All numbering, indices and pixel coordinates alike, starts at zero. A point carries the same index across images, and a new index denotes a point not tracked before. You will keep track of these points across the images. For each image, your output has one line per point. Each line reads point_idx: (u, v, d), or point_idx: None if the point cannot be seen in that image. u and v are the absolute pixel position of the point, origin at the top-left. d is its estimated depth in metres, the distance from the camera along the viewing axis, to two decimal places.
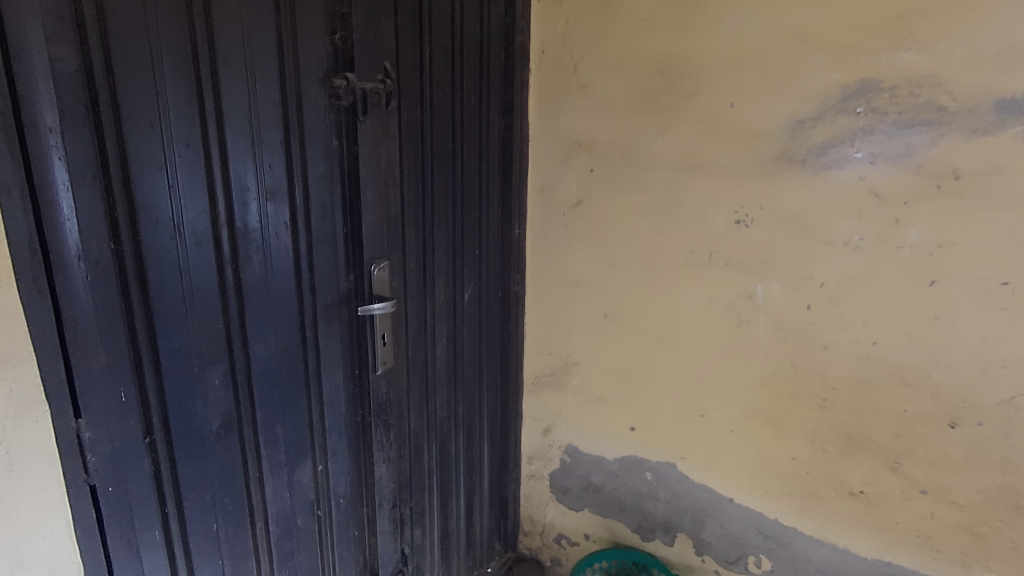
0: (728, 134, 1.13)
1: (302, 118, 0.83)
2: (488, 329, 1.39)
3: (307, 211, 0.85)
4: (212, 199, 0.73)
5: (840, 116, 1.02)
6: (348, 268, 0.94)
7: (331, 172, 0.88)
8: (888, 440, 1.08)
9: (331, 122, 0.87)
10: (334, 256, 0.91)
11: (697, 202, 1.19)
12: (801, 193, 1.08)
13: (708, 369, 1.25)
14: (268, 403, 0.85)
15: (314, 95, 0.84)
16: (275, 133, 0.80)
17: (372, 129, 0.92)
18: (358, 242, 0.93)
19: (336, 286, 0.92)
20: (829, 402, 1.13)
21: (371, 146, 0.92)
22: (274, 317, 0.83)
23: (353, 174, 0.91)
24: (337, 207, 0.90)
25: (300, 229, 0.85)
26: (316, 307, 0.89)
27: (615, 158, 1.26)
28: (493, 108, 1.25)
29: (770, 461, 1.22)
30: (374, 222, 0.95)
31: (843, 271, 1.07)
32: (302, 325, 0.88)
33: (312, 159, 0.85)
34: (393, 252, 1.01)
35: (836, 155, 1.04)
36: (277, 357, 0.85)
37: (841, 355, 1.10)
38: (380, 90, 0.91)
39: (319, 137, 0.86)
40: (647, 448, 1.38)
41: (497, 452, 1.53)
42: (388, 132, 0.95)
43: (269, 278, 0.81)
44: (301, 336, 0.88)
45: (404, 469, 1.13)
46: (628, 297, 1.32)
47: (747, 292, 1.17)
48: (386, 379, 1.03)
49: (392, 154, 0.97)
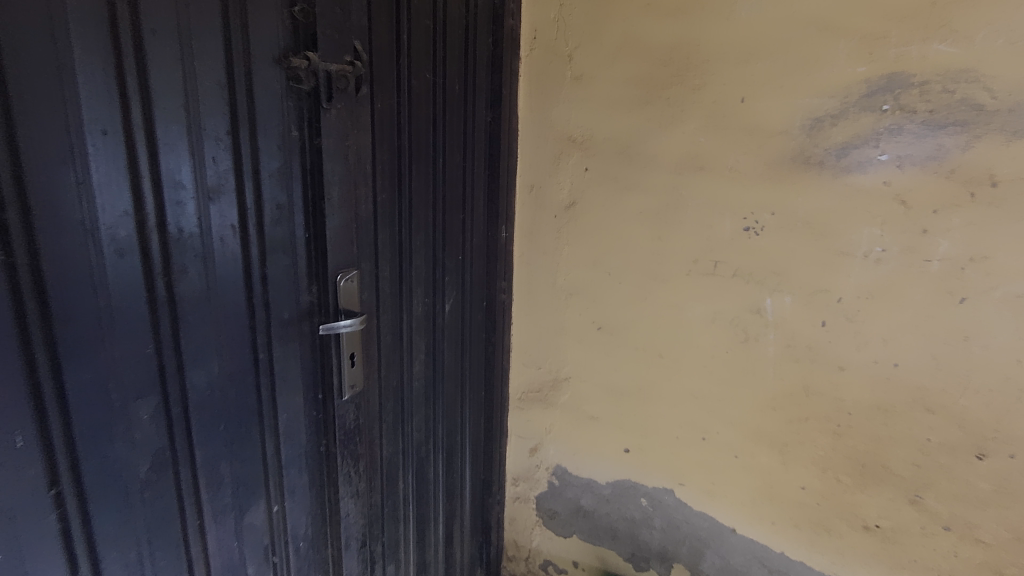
0: (738, 132, 1.02)
1: (253, 102, 0.70)
2: (471, 341, 1.27)
3: (258, 213, 0.73)
4: (138, 198, 0.60)
5: (863, 114, 0.92)
6: (310, 279, 0.82)
7: (289, 167, 0.76)
8: (907, 471, 0.99)
9: (290, 109, 0.75)
10: (293, 265, 0.79)
11: (701, 207, 1.08)
12: (817, 198, 0.98)
13: (711, 390, 1.15)
14: (211, 439, 0.72)
15: (268, 76, 0.71)
16: (220, 120, 0.67)
17: (339, 118, 0.79)
18: (321, 248, 0.81)
19: (295, 300, 0.80)
20: (844, 428, 1.03)
21: (338, 138, 0.79)
22: (218, 338, 0.71)
23: (316, 170, 0.78)
24: (297, 209, 0.78)
25: (251, 235, 0.72)
26: (270, 324, 0.77)
27: (612, 157, 1.15)
28: (479, 98, 1.13)
29: (777, 490, 1.13)
30: (342, 225, 0.83)
31: (862, 285, 0.97)
32: (253, 345, 0.75)
33: (265, 152, 0.72)
34: (363, 260, 0.89)
35: (858, 158, 0.94)
36: (222, 384, 0.72)
37: (858, 377, 1.00)
38: (348, 72, 0.79)
39: (274, 126, 0.73)
40: (642, 472, 1.28)
41: (479, 473, 1.41)
42: (358, 123, 0.83)
43: (210, 292, 0.69)
44: (252, 358, 0.75)
45: (375, 502, 1.02)
46: (624, 308, 1.21)
47: (755, 306, 1.07)
48: (355, 404, 0.91)
49: (363, 148, 0.85)
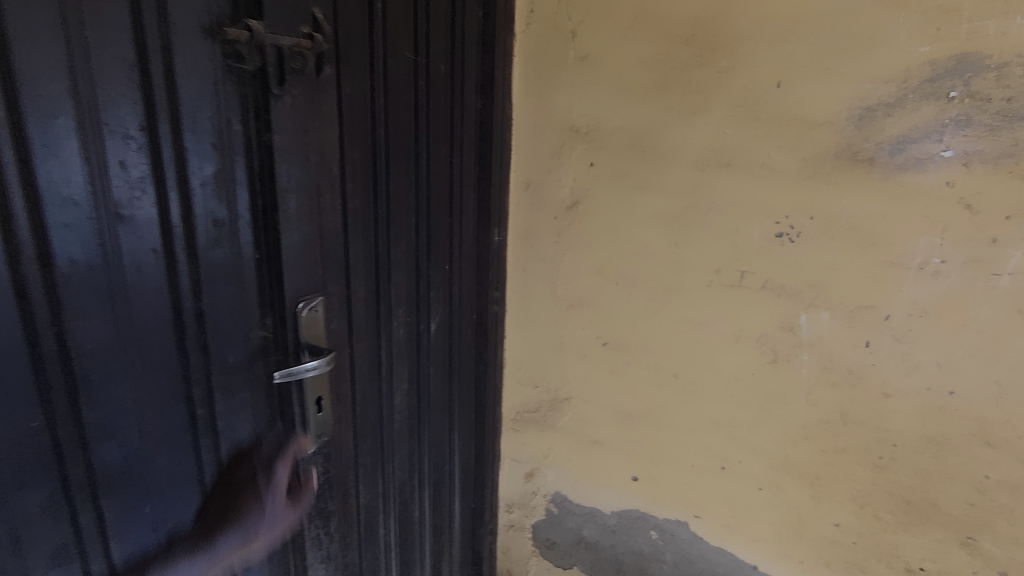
0: (773, 122, 0.88)
1: (179, 87, 0.53)
2: (460, 360, 1.12)
3: (189, 233, 0.56)
4: (6, 223, 0.44)
5: (924, 102, 0.78)
6: (263, 310, 0.65)
7: (231, 171, 0.59)
8: (960, 511, 0.88)
9: (231, 96, 0.57)
10: (239, 295, 0.62)
11: (726, 209, 0.94)
12: (865, 200, 0.84)
13: (734, 415, 1.02)
14: (134, 524, 0.56)
15: (196, 52, 0.54)
16: (130, 112, 0.50)
17: (297, 107, 0.62)
18: (279, 273, 0.65)
19: (243, 338, 0.63)
20: (887, 461, 0.91)
21: (295, 133, 0.62)
22: (138, 397, 0.54)
23: (269, 174, 0.61)
24: (243, 224, 0.61)
25: (180, 261, 0.56)
26: (211, 372, 0.61)
27: (623, 150, 0.99)
28: (468, 82, 0.96)
29: (807, 527, 1.01)
30: (303, 242, 0.66)
31: (915, 301, 0.84)
32: (189, 400, 0.59)
33: (196, 153, 0.55)
34: (331, 282, 0.73)
35: (916, 154, 0.80)
36: (145, 454, 0.56)
37: (906, 406, 0.88)
38: (305, 48, 0.61)
39: (210, 119, 0.56)
40: (653, 502, 1.15)
41: (469, 502, 1.27)
42: (322, 114, 0.66)
43: (123, 338, 0.52)
44: (188, 416, 0.59)
45: (350, 559, 0.87)
46: (634, 323, 1.07)
47: (787, 322, 0.94)
48: (323, 458, 0.76)
49: (329, 144, 0.68)
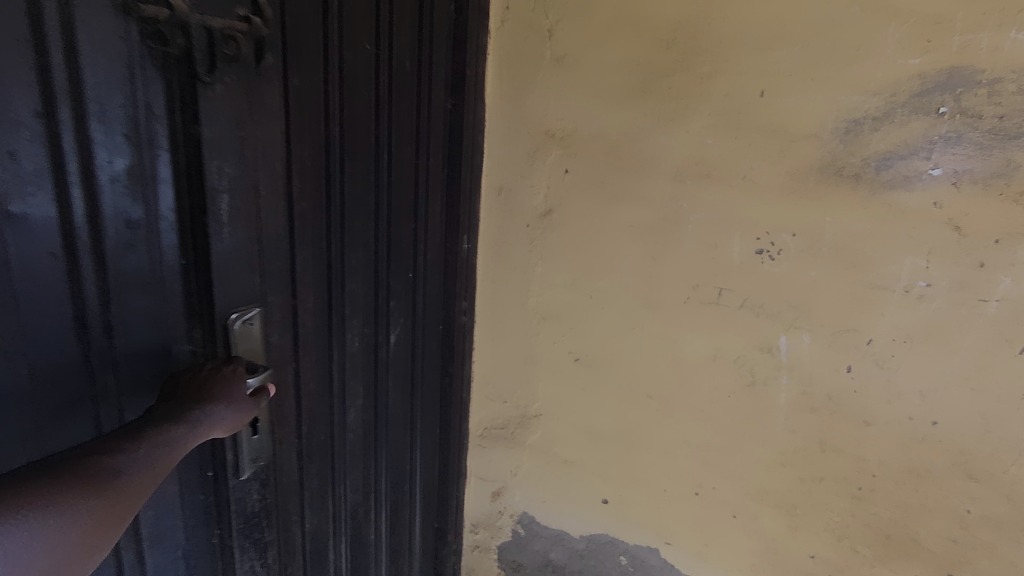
0: (756, 133, 0.83)
1: (83, 68, 0.46)
2: (423, 373, 1.05)
3: (97, 236, 0.49)
4: None
5: (913, 117, 0.74)
6: (189, 321, 0.59)
7: (150, 167, 0.52)
8: (940, 546, 0.84)
9: (151, 81, 0.51)
10: (158, 307, 0.55)
11: (705, 223, 0.89)
12: (850, 218, 0.80)
13: (709, 439, 0.97)
14: None
15: (105, 30, 0.47)
16: (20, 94, 0.43)
17: (230, 96, 0.56)
18: (211, 283, 0.58)
19: (163, 354, 0.57)
20: (866, 492, 0.87)
21: (229, 127, 0.56)
22: (28, 423, 0.48)
23: (196, 172, 0.55)
24: (166, 227, 0.54)
25: (84, 268, 0.49)
26: (123, 392, 0.54)
27: (599, 158, 0.94)
28: (436, 79, 0.90)
29: (782, 558, 0.96)
30: (238, 247, 0.60)
31: (899, 326, 0.80)
32: (95, 424, 0.52)
33: (105, 146, 0.49)
34: (272, 290, 0.66)
35: (903, 171, 0.76)
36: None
37: (887, 435, 0.84)
38: (241, 31, 0.55)
39: (122, 106, 0.49)
40: (623, 526, 1.10)
41: (432, 522, 1.20)
42: (262, 106, 0.60)
43: (9, 357, 0.45)
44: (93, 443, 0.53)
45: None
46: (608, 339, 1.02)
47: (766, 344, 0.89)
48: (260, 484, 0.69)
49: (271, 140, 0.62)
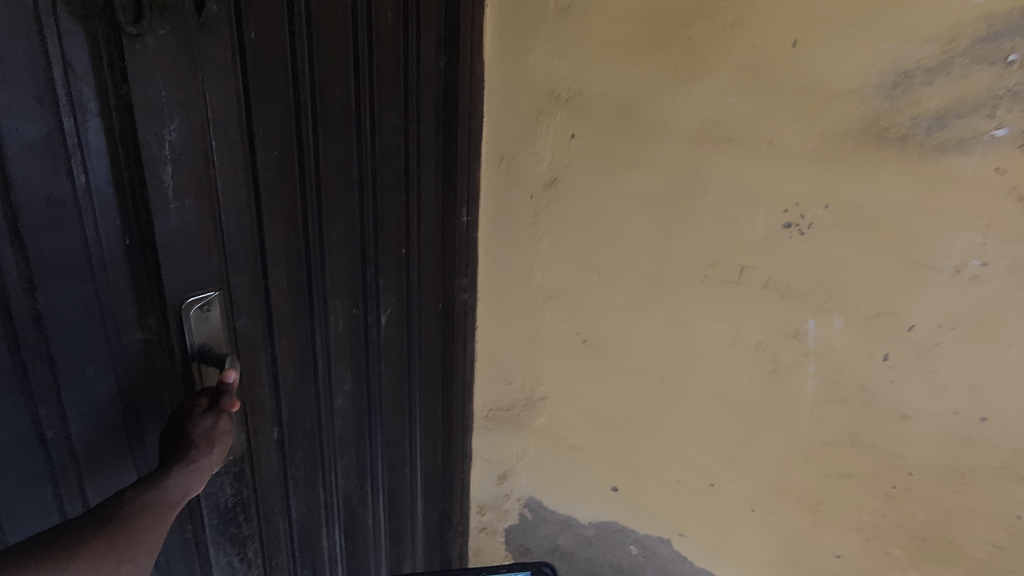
0: (786, 90, 0.73)
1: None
2: (421, 354, 1.00)
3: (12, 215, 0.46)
4: None
5: (975, 67, 0.63)
6: (138, 305, 0.55)
7: (75, 136, 0.48)
8: (983, 552, 0.76)
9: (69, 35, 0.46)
10: (97, 293, 0.52)
11: (724, 193, 0.80)
12: (893, 187, 0.70)
13: (725, 428, 0.90)
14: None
15: None
16: None
17: (167, 52, 0.50)
18: (160, 263, 0.54)
19: (109, 342, 0.53)
20: (900, 492, 0.79)
21: (168, 89, 0.50)
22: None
23: (132, 138, 0.50)
24: (103, 202, 0.50)
25: (2, 249, 0.46)
26: (62, 378, 0.51)
27: (607, 121, 0.85)
28: (426, 34, 0.81)
29: (803, 556, 0.89)
30: (189, 224, 0.55)
31: (947, 311, 0.70)
32: (32, 416, 0.50)
33: (13, 111, 0.44)
34: (236, 272, 0.61)
35: (960, 132, 0.65)
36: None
37: (926, 431, 0.75)
38: None
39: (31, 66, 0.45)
40: (633, 515, 1.04)
41: (436, 504, 1.16)
42: (210, 66, 0.54)
43: None
44: (29, 437, 0.51)
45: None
46: (616, 320, 0.94)
47: (792, 328, 0.80)
48: (234, 477, 0.66)
49: (222, 103, 0.56)
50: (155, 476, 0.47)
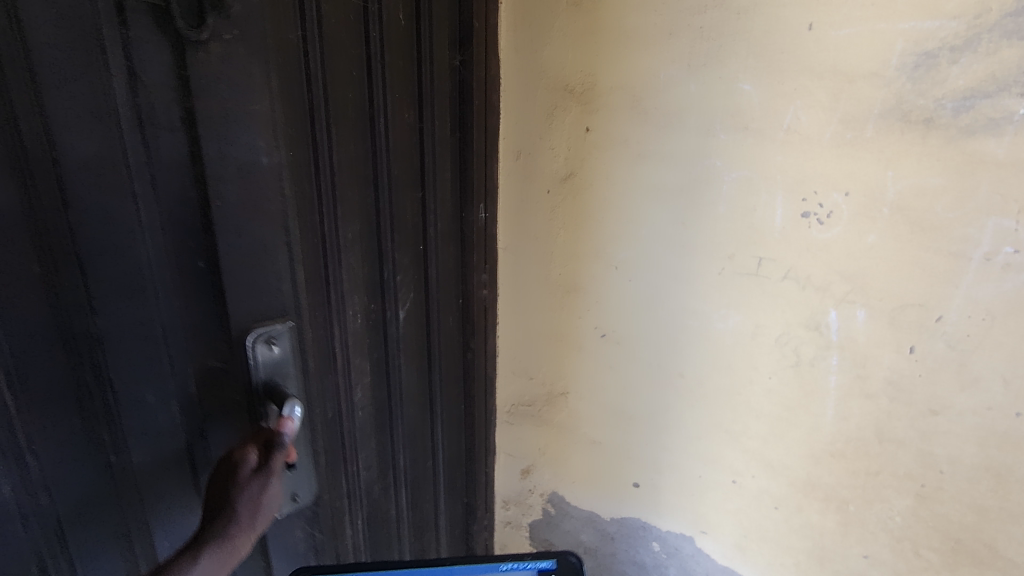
0: (803, 74, 0.71)
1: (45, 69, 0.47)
2: (442, 350, 1.01)
3: (76, 252, 0.52)
4: None
5: (1004, 43, 0.60)
6: (202, 311, 0.62)
7: (145, 159, 0.54)
8: (1023, 556, 0.72)
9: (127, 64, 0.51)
10: (160, 305, 0.58)
11: (741, 183, 0.78)
12: (917, 172, 0.67)
13: (748, 425, 0.88)
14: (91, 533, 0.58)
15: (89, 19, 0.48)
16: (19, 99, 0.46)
17: (232, 58, 0.56)
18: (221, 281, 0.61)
19: (175, 344, 0.60)
20: (931, 491, 0.75)
21: (220, 97, 0.56)
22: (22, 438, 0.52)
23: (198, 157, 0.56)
24: (171, 220, 0.57)
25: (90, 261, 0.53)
26: (137, 378, 0.58)
27: (622, 113, 0.85)
28: (440, 35, 0.82)
29: (830, 556, 0.87)
30: (247, 232, 0.61)
31: (978, 302, 0.67)
32: (95, 446, 0.57)
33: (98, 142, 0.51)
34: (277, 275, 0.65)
35: (988, 112, 0.62)
36: (60, 499, 0.56)
37: (959, 428, 0.72)
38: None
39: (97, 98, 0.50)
40: (655, 513, 1.03)
41: (460, 498, 1.18)
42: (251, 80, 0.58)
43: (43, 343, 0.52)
44: (94, 470, 0.57)
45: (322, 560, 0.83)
46: (634, 315, 0.94)
47: (813, 320, 0.78)
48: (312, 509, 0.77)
49: (260, 111, 0.59)
50: (185, 555, 0.52)
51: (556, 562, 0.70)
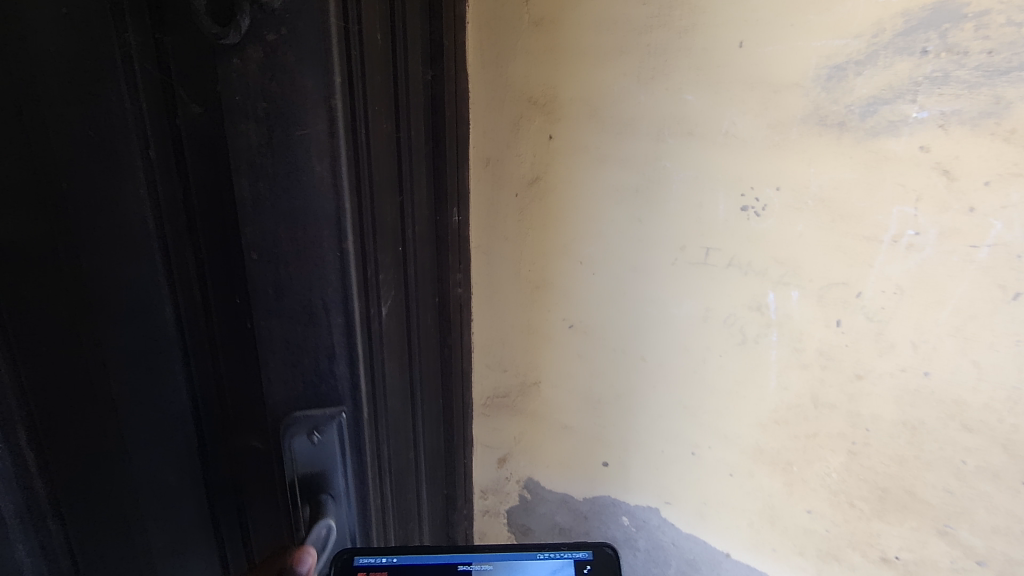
0: (736, 86, 0.81)
1: (59, 122, 0.56)
2: (420, 348, 1.04)
3: (120, 308, 0.64)
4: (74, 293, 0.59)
5: (898, 59, 0.71)
6: (221, 340, 0.77)
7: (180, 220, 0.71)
8: (938, 498, 0.83)
9: (155, 100, 0.66)
10: (178, 343, 0.72)
11: (688, 182, 0.88)
12: (833, 168, 0.78)
13: (704, 401, 0.98)
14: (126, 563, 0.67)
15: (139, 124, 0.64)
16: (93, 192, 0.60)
17: (284, 87, 0.64)
18: (231, 298, 0.76)
19: (190, 376, 0.74)
20: (860, 447, 0.86)
21: (262, 123, 0.66)
22: (56, 507, 0.58)
23: (213, 182, 0.71)
24: (203, 265, 0.74)
25: (134, 312, 0.66)
26: (168, 409, 0.71)
27: (582, 122, 0.94)
28: (413, 54, 0.88)
29: (779, 514, 0.97)
30: (284, 270, 0.72)
31: (889, 278, 0.78)
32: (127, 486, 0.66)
33: (151, 212, 0.67)
34: (324, 321, 0.74)
35: (888, 116, 0.73)
36: (107, 527, 0.64)
37: (880, 389, 0.83)
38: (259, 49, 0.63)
39: (117, 141, 0.62)
40: (624, 489, 1.11)
41: (441, 491, 1.21)
42: (303, 93, 0.64)
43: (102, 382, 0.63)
44: (121, 533, 0.66)
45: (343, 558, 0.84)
46: (599, 305, 1.02)
47: (755, 302, 0.88)
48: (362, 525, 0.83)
49: (313, 137, 0.65)
50: None
51: (592, 552, 0.77)
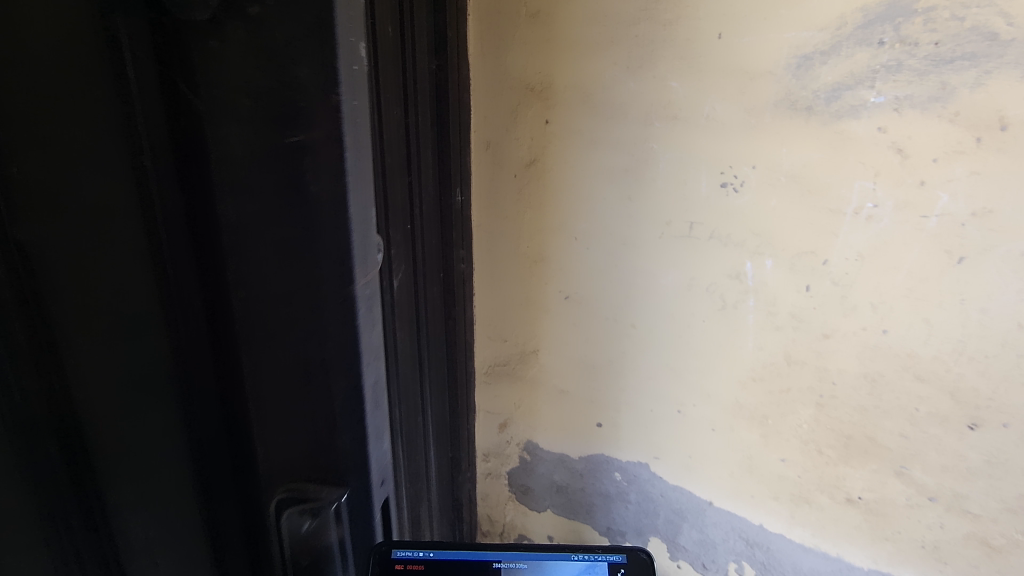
0: (716, 73, 0.89)
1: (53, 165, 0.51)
2: (427, 319, 1.13)
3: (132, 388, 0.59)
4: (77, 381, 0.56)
5: (858, 49, 0.80)
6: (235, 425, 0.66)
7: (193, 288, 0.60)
8: (895, 442, 0.93)
9: (152, 107, 0.53)
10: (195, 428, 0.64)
11: (674, 162, 0.97)
12: (802, 147, 0.87)
13: (689, 362, 1.07)
14: None
15: (130, 177, 0.54)
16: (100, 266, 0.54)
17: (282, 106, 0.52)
18: (224, 346, 0.62)
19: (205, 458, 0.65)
20: (828, 399, 0.96)
21: (251, 125, 0.53)
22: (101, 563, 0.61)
23: (203, 204, 0.57)
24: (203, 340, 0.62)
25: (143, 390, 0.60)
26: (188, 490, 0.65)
27: (576, 107, 1.02)
28: (420, 45, 0.95)
29: (757, 463, 1.07)
30: (302, 335, 0.60)
31: (851, 246, 0.88)
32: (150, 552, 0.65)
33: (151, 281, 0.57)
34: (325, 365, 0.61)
35: (850, 101, 0.82)
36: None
37: (845, 346, 0.92)
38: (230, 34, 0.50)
39: (109, 149, 0.52)
40: (617, 447, 1.21)
41: (446, 454, 1.30)
42: (311, 94, 0.51)
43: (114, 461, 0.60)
44: None
45: None
46: (593, 277, 1.11)
47: (734, 270, 0.98)
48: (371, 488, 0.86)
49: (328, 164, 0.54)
50: None
51: None
